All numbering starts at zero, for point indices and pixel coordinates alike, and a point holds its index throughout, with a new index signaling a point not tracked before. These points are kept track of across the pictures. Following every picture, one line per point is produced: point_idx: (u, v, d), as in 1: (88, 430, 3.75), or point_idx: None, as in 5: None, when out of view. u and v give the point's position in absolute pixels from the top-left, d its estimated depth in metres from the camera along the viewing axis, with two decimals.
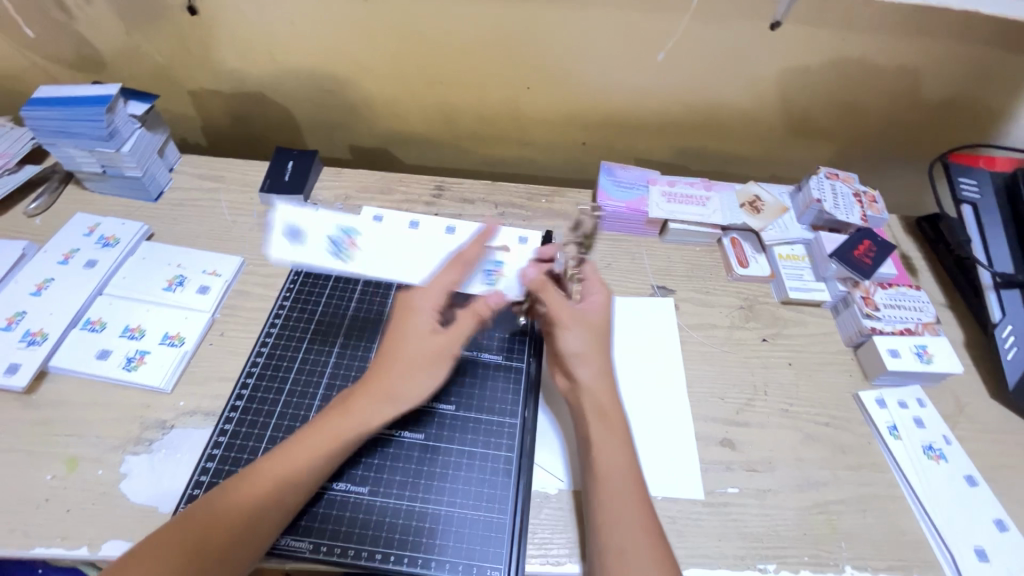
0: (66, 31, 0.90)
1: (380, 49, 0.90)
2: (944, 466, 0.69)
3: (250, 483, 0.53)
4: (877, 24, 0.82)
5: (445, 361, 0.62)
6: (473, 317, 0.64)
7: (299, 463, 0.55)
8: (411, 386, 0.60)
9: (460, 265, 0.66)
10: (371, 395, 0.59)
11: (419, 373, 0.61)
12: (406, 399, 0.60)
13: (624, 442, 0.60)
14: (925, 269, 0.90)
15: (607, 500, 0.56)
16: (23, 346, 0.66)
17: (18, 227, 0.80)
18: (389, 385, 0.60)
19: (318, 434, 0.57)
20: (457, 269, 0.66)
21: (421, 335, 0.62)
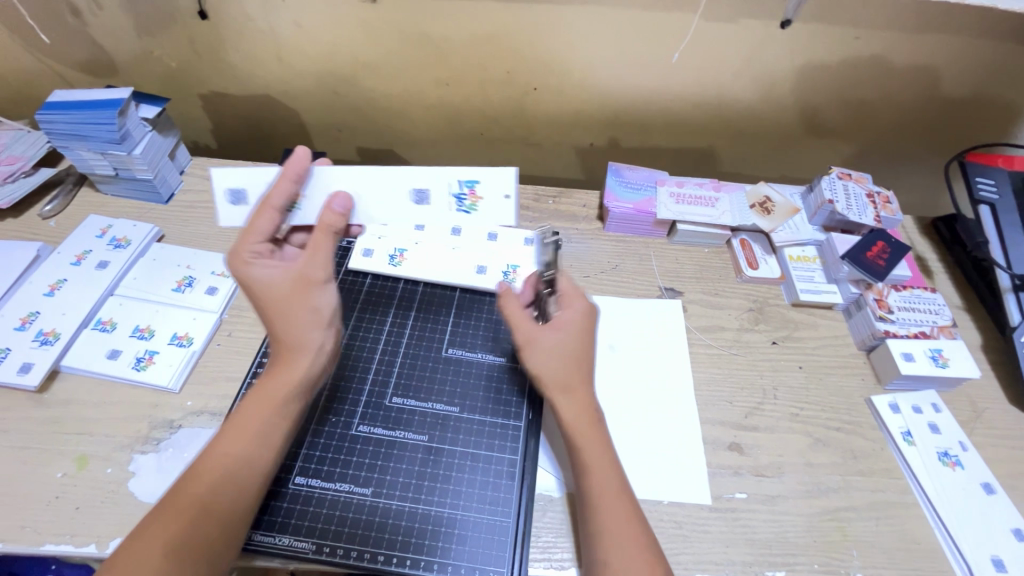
0: (80, 36, 0.91)
1: (386, 51, 0.90)
2: (959, 472, 0.67)
3: (198, 468, 0.52)
4: (892, 21, 0.80)
5: (320, 294, 0.58)
6: (325, 233, 0.60)
7: (236, 438, 0.54)
8: (311, 329, 0.57)
9: (265, 208, 0.60)
10: (283, 354, 0.58)
11: (311, 313, 0.57)
12: (313, 343, 0.58)
13: (599, 459, 0.56)
14: (941, 271, 0.88)
15: (597, 515, 0.54)
16: (36, 345, 0.67)
17: (33, 229, 0.82)
18: (292, 337, 0.57)
19: (256, 405, 0.56)
20: (258, 218, 0.59)
21: (280, 285, 0.57)
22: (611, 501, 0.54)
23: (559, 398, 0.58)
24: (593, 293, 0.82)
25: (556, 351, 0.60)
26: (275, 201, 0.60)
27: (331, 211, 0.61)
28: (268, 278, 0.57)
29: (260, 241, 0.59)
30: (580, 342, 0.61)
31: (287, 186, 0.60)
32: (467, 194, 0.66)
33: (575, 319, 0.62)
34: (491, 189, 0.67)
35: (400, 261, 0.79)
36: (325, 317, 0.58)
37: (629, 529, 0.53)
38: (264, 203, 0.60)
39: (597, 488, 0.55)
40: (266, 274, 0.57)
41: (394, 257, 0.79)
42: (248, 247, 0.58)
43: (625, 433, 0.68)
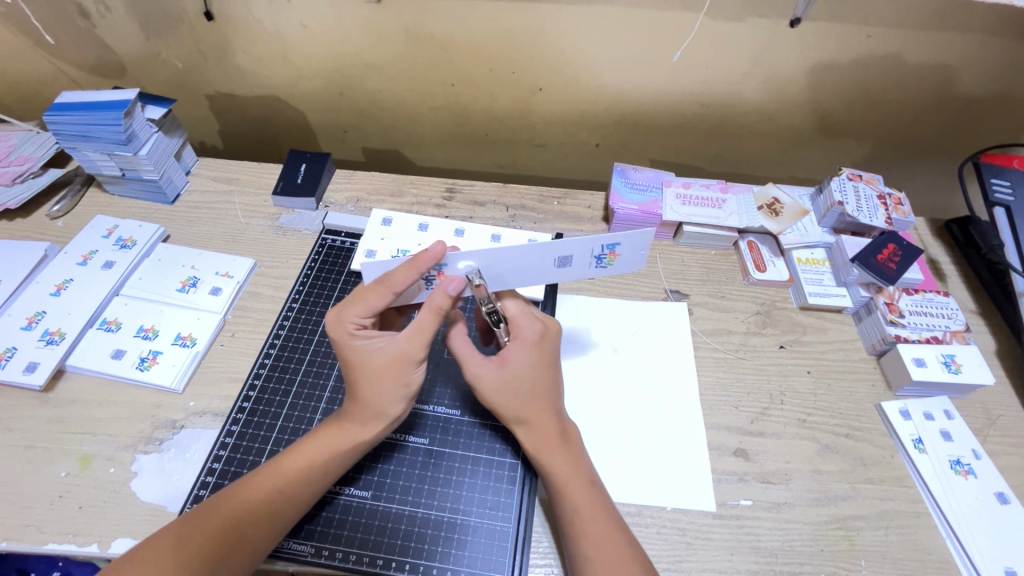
0: (89, 38, 0.92)
1: (391, 52, 0.90)
2: (972, 481, 0.65)
3: (249, 486, 0.54)
4: (905, 19, 0.78)
5: (414, 372, 0.57)
6: (432, 315, 0.57)
7: (295, 470, 0.55)
8: (397, 402, 0.57)
9: (383, 288, 0.57)
10: (360, 414, 0.57)
11: (401, 388, 0.57)
12: (393, 412, 0.58)
13: (574, 486, 0.56)
14: (954, 275, 0.86)
15: (576, 535, 0.54)
16: (43, 345, 0.68)
17: (41, 229, 0.83)
18: (375, 403, 0.57)
19: (319, 445, 0.57)
20: (374, 293, 0.57)
21: (382, 360, 0.57)
22: (587, 524, 0.54)
23: (519, 430, 0.59)
24: (597, 295, 0.81)
25: (504, 385, 0.59)
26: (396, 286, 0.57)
27: (443, 294, 0.57)
28: (371, 351, 0.57)
29: (368, 314, 0.58)
30: (536, 375, 0.59)
31: (412, 274, 0.56)
32: (606, 253, 0.60)
33: (528, 353, 0.60)
34: (628, 247, 0.60)
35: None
36: (411, 393, 0.58)
37: (612, 549, 0.52)
38: (382, 282, 0.57)
39: (574, 510, 0.55)
40: (369, 347, 0.57)
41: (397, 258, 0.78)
42: (353, 316, 0.58)
43: (629, 439, 0.67)
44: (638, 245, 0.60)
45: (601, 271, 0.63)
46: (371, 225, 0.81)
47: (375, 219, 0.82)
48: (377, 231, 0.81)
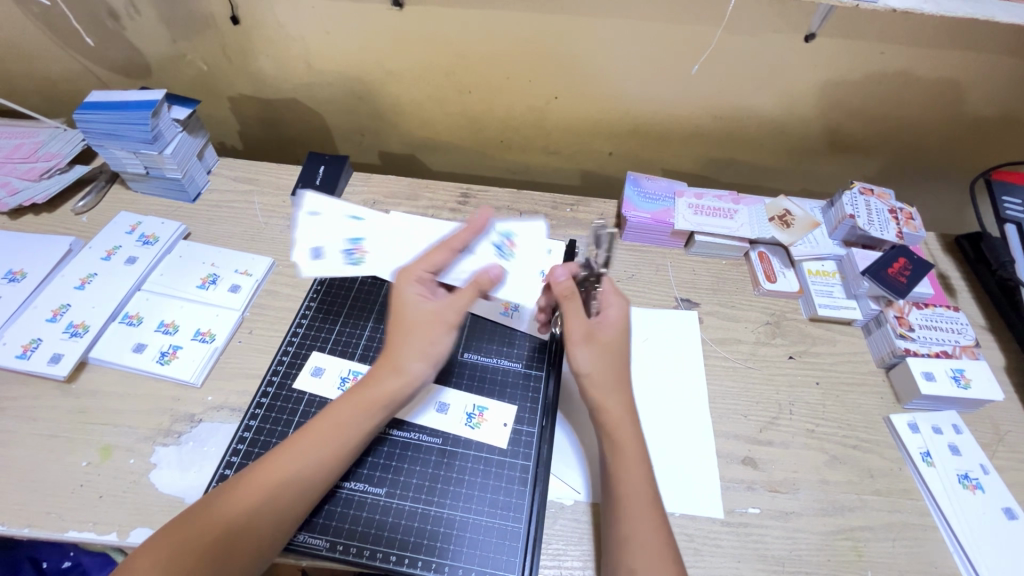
0: (117, 39, 0.94)
1: (411, 58, 0.92)
2: (980, 496, 0.66)
3: (246, 481, 0.53)
4: (919, 37, 0.79)
5: (443, 336, 0.63)
6: (473, 288, 0.64)
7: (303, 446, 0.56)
8: (418, 357, 0.61)
9: (443, 248, 0.68)
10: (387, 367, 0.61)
11: (425, 348, 0.62)
12: (412, 370, 0.61)
13: (632, 466, 0.58)
14: (964, 290, 0.86)
15: (623, 519, 0.55)
16: (66, 337, 0.69)
17: (66, 224, 0.85)
18: (400, 357, 0.61)
19: (311, 438, 0.57)
20: (438, 252, 0.67)
21: (419, 311, 0.63)
22: (638, 510, 0.55)
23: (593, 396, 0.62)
24: None
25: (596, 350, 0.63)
26: (455, 244, 0.68)
27: (485, 278, 0.65)
28: (416, 301, 0.63)
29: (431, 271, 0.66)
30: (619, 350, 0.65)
31: (469, 234, 0.69)
32: (505, 243, 0.74)
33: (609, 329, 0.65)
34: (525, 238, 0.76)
35: (360, 256, 0.73)
36: (433, 355, 0.62)
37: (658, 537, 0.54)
38: (444, 244, 0.68)
39: (620, 493, 0.57)
40: (416, 297, 0.64)
41: (352, 251, 0.73)
42: (420, 269, 0.66)
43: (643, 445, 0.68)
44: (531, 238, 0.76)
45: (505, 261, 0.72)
46: (301, 227, 0.76)
47: (304, 223, 0.76)
48: (312, 231, 0.75)
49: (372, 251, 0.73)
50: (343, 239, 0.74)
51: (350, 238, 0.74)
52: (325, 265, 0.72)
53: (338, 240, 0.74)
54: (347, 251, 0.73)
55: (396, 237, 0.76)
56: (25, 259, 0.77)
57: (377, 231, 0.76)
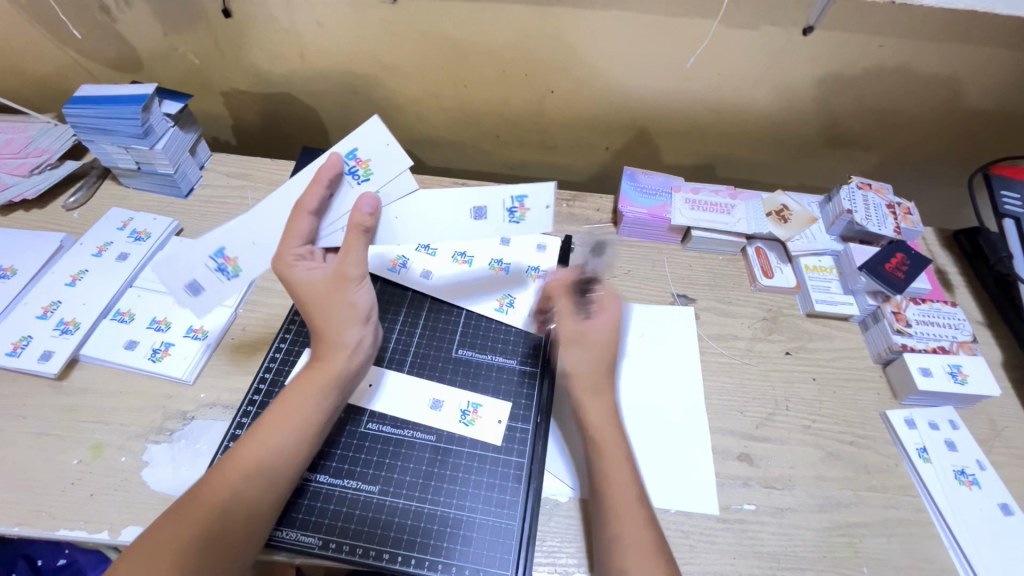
0: (107, 32, 0.93)
1: (406, 52, 0.91)
2: (977, 492, 0.66)
3: (225, 473, 0.53)
4: (919, 30, 0.78)
5: (357, 291, 0.60)
6: (358, 231, 0.60)
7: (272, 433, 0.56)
8: (349, 326, 0.60)
9: (298, 212, 0.60)
10: (322, 349, 0.60)
11: (349, 312, 0.60)
12: (350, 339, 0.60)
13: (615, 466, 0.58)
14: (962, 286, 0.86)
15: (612, 517, 0.55)
16: (57, 334, 0.69)
17: (57, 220, 0.84)
18: (332, 335, 0.60)
19: (279, 412, 0.57)
20: (296, 221, 0.60)
21: (321, 285, 0.59)
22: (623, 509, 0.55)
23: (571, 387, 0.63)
24: None
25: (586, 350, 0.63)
26: (307, 204, 0.60)
27: (359, 210, 0.60)
28: (314, 278, 0.59)
29: (304, 243, 0.60)
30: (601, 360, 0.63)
31: (318, 188, 0.60)
32: (353, 163, 0.63)
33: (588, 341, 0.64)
34: (537, 201, 0.65)
35: (234, 266, 0.62)
36: (363, 314, 0.61)
37: (644, 535, 0.53)
38: (297, 208, 0.60)
39: (609, 492, 0.56)
40: (310, 274, 0.59)
41: (222, 266, 0.61)
42: (292, 248, 0.60)
43: (638, 442, 0.67)
44: (545, 201, 0.65)
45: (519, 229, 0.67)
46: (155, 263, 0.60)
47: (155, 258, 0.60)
48: (168, 260, 0.60)
49: (243, 256, 0.62)
50: (203, 255, 0.61)
51: (211, 250, 0.61)
52: (210, 297, 0.62)
53: (199, 256, 0.61)
54: (215, 269, 0.61)
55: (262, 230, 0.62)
56: (15, 256, 0.76)
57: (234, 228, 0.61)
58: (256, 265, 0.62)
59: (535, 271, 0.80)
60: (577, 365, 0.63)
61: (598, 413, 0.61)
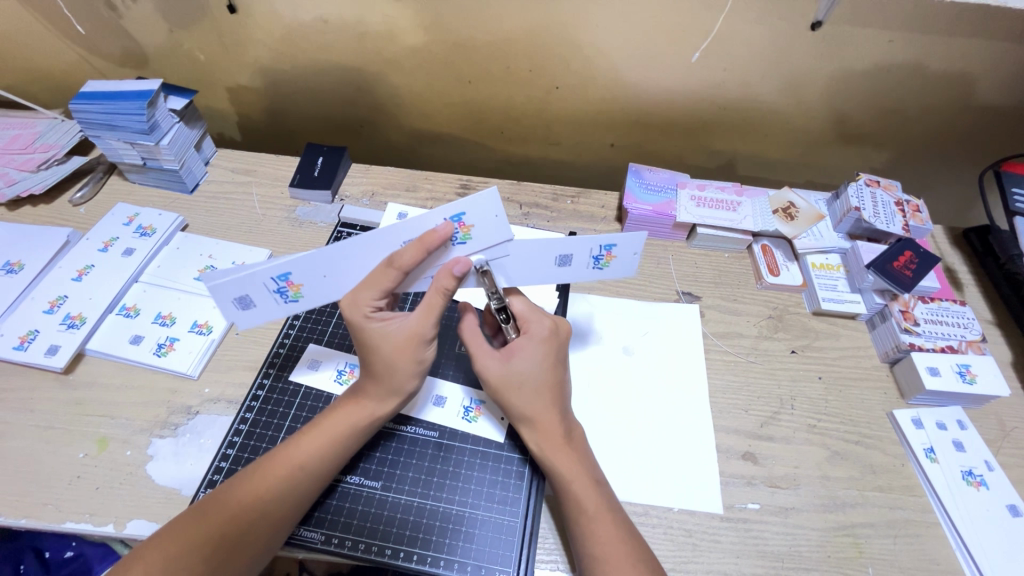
0: (113, 28, 0.93)
1: (410, 48, 0.91)
2: (984, 493, 0.65)
3: (260, 481, 0.53)
4: (931, 26, 0.77)
5: (427, 348, 0.57)
6: (440, 296, 0.56)
7: (312, 450, 0.56)
8: (412, 377, 0.58)
9: (391, 269, 0.55)
10: (377, 390, 0.58)
11: (416, 365, 0.57)
12: (409, 388, 0.58)
13: (581, 484, 0.56)
14: (971, 284, 0.85)
15: (585, 534, 0.54)
16: (64, 328, 0.69)
17: (64, 216, 0.84)
18: (391, 384, 0.58)
19: (320, 431, 0.57)
20: (384, 275, 0.56)
21: (395, 342, 0.56)
22: (602, 520, 0.54)
23: (526, 427, 0.59)
24: (608, 294, 0.81)
25: (513, 382, 0.59)
26: (403, 264, 0.55)
27: (448, 275, 0.56)
28: (387, 334, 0.56)
29: (382, 295, 0.56)
30: (545, 372, 0.60)
31: (420, 252, 0.55)
32: (456, 227, 0.57)
33: (535, 350, 0.60)
34: (625, 249, 0.61)
35: (296, 293, 0.59)
36: (425, 369, 0.58)
37: (620, 550, 0.52)
38: (392, 263, 0.55)
39: (581, 509, 0.55)
40: (387, 329, 0.56)
41: (284, 289, 0.58)
42: (368, 299, 0.56)
43: (641, 442, 0.67)
44: (633, 248, 0.61)
45: (599, 273, 0.63)
46: (209, 275, 0.55)
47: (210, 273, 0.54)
48: (226, 278, 0.55)
49: (308, 285, 0.59)
50: (267, 277, 0.56)
51: (276, 275, 0.56)
52: (260, 312, 0.60)
53: (260, 279, 0.56)
54: (274, 290, 0.58)
55: (334, 264, 0.58)
56: (23, 251, 0.77)
57: (307, 262, 0.56)
58: (318, 293, 0.60)
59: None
60: (540, 410, 0.59)
61: (556, 444, 0.58)
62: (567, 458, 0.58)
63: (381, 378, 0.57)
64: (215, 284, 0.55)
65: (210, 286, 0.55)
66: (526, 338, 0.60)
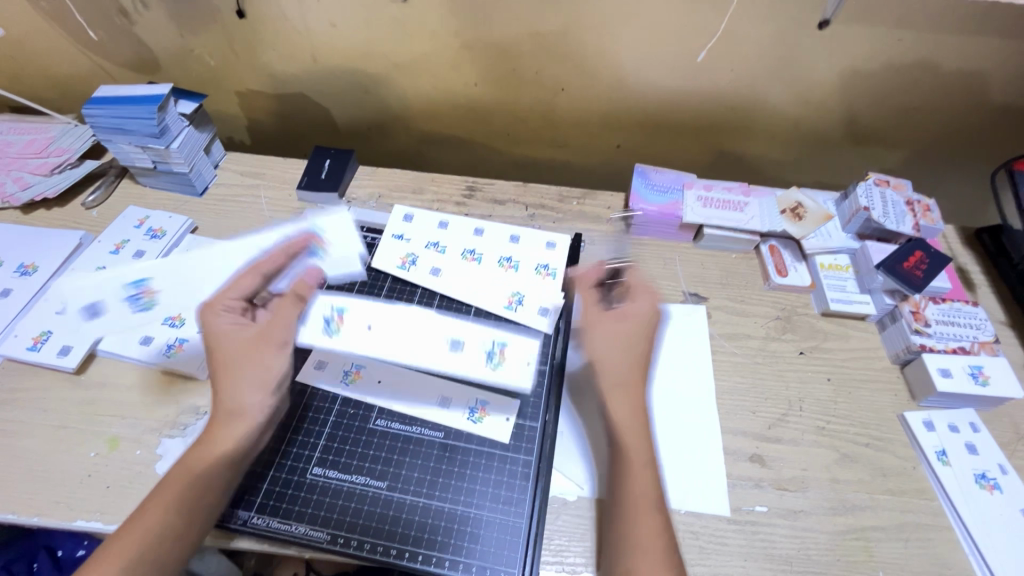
0: (125, 34, 0.95)
1: (416, 50, 0.91)
2: (998, 497, 0.64)
3: (171, 483, 0.56)
4: (940, 23, 0.76)
5: (278, 353, 0.62)
6: (292, 298, 0.64)
7: (232, 425, 0.59)
8: (269, 381, 0.61)
9: (251, 273, 0.64)
10: (232, 410, 0.60)
11: (265, 368, 0.61)
12: (248, 406, 0.60)
13: (637, 470, 0.57)
14: (984, 285, 0.83)
15: (627, 523, 0.55)
16: (76, 329, 0.70)
17: (77, 219, 0.86)
18: (242, 395, 0.60)
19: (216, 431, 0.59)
20: (245, 280, 0.64)
21: (239, 343, 0.61)
22: (644, 512, 0.55)
23: (614, 398, 0.61)
24: None
25: (616, 345, 0.63)
26: (263, 267, 0.65)
27: (304, 282, 0.65)
28: (229, 335, 0.61)
29: (242, 298, 0.64)
30: (631, 333, 0.64)
31: (279, 257, 0.66)
32: (315, 238, 0.70)
33: (633, 313, 0.65)
34: None
35: (150, 299, 0.68)
36: (275, 376, 0.62)
37: (658, 546, 0.53)
38: (252, 270, 0.65)
39: (631, 494, 0.56)
40: (229, 330, 0.62)
41: (138, 296, 0.68)
42: (224, 299, 0.63)
43: None
44: None
45: None
46: (71, 282, 0.68)
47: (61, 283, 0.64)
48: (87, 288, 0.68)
49: (162, 290, 0.69)
50: (124, 283, 0.69)
51: (131, 282, 0.69)
52: (111, 318, 0.68)
53: (116, 284, 0.69)
54: (129, 298, 0.68)
55: (194, 281, 0.70)
56: (37, 253, 0.78)
57: (161, 271, 0.70)
58: (173, 301, 0.69)
59: (545, 269, 0.79)
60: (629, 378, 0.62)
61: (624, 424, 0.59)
62: (637, 436, 0.59)
63: (223, 393, 0.60)
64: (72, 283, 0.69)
65: (71, 290, 0.68)
66: (583, 288, 0.69)
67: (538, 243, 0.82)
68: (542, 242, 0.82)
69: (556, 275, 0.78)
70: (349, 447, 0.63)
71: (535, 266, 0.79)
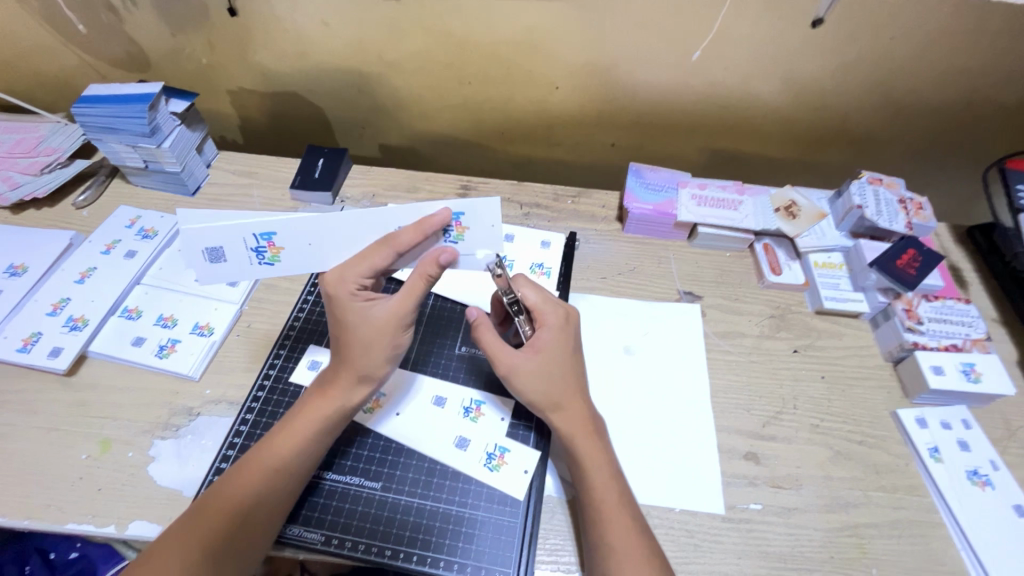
0: (115, 32, 0.94)
1: (409, 48, 0.91)
2: (990, 493, 0.64)
3: (245, 479, 0.54)
4: (933, 21, 0.76)
5: (406, 334, 0.59)
6: (422, 282, 0.57)
7: (285, 450, 0.56)
8: (384, 364, 0.59)
9: (384, 247, 0.56)
10: (345, 379, 0.58)
11: (390, 351, 0.58)
12: (380, 376, 0.59)
13: (599, 478, 0.56)
14: (976, 283, 0.84)
15: (600, 526, 0.54)
16: (66, 331, 0.70)
17: (67, 219, 0.85)
18: (362, 370, 0.58)
19: (306, 418, 0.58)
20: (375, 252, 0.56)
21: (373, 325, 0.57)
22: (613, 516, 0.54)
23: (554, 418, 0.59)
24: (609, 294, 0.81)
25: (545, 374, 0.59)
26: (401, 245, 0.56)
27: (433, 263, 0.56)
28: (364, 314, 0.57)
29: (369, 274, 0.57)
30: (567, 359, 0.60)
31: (415, 236, 0.56)
32: (452, 224, 0.58)
33: (552, 337, 0.60)
34: (479, 220, 0.57)
35: (274, 255, 0.59)
36: (397, 355, 0.59)
37: (632, 546, 0.52)
38: (388, 241, 0.56)
39: (599, 502, 0.55)
40: (367, 310, 0.57)
41: (262, 248, 0.59)
42: (354, 275, 0.57)
43: (641, 443, 0.67)
44: (486, 219, 0.57)
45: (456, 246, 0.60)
46: (192, 216, 0.57)
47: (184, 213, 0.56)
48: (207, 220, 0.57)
49: (287, 249, 0.59)
50: (247, 233, 0.57)
51: (256, 230, 0.57)
52: (232, 268, 0.60)
53: (242, 233, 0.58)
54: (254, 248, 0.59)
55: (320, 233, 0.58)
56: (26, 254, 0.77)
57: (295, 225, 0.57)
58: (295, 261, 0.60)
59: (540, 268, 0.80)
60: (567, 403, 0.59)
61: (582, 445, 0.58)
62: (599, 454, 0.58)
63: (348, 361, 0.58)
64: (189, 227, 0.57)
65: (187, 227, 0.57)
66: (541, 326, 0.60)
67: (532, 242, 0.83)
68: (536, 241, 0.83)
69: (550, 274, 0.80)
70: (345, 447, 0.63)
71: (529, 265, 0.81)
